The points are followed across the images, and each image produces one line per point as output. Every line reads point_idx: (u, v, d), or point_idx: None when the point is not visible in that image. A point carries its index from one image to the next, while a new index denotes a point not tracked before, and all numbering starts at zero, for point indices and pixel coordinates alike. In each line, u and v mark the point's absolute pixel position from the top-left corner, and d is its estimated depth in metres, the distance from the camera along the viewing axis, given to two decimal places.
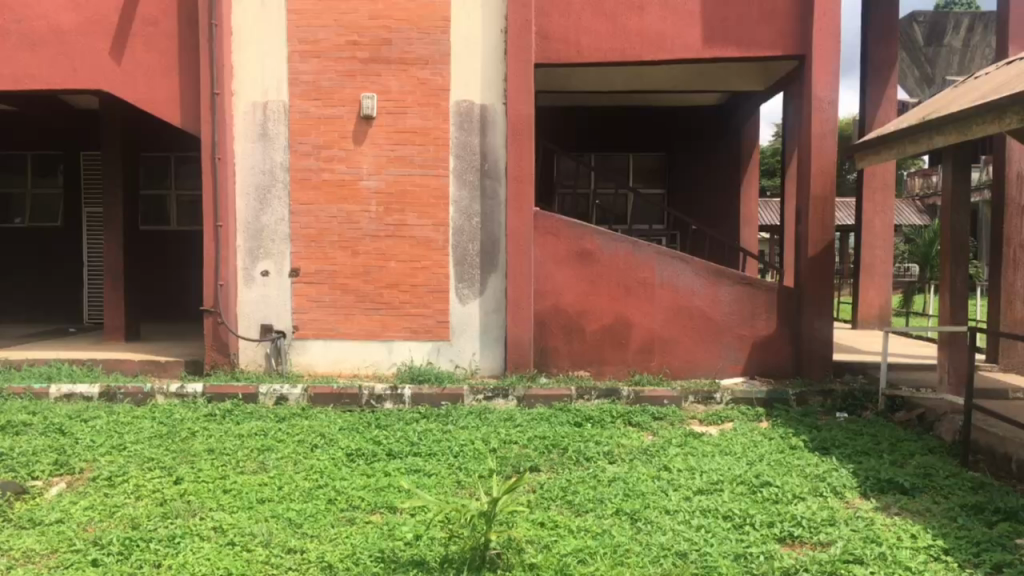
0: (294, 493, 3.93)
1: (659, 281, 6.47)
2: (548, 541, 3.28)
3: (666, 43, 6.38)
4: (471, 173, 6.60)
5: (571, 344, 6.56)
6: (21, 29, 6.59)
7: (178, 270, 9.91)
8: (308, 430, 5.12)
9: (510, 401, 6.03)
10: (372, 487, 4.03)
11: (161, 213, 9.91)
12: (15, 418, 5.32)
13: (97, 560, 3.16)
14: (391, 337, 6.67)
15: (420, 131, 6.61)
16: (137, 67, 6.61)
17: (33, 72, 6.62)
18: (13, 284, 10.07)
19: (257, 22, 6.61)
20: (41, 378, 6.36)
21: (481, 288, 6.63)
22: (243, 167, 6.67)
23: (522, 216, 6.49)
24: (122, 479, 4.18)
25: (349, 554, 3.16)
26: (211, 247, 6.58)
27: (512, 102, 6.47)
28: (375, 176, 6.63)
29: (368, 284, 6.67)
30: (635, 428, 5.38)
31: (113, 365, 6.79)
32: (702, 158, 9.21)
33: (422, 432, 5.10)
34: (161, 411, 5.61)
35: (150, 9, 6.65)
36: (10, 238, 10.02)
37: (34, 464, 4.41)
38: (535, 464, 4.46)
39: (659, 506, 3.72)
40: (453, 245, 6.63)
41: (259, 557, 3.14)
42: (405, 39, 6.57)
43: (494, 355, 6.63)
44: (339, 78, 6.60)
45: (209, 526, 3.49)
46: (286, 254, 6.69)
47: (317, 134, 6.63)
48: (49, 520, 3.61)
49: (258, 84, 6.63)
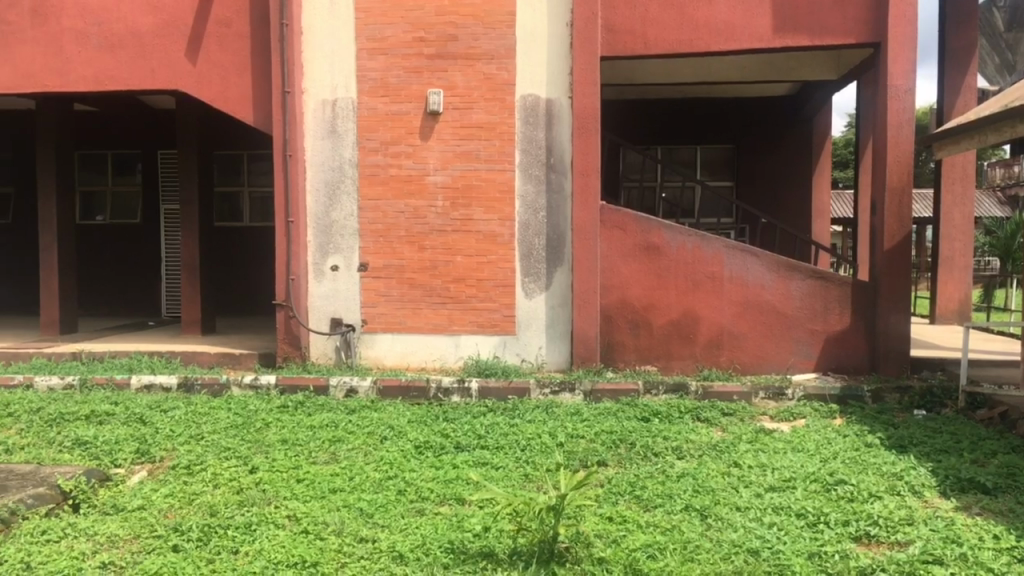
0: (365, 484, 3.99)
1: (728, 276, 6.38)
2: (617, 536, 3.27)
3: (734, 34, 6.28)
4: (537, 167, 6.60)
5: (637, 339, 6.54)
6: (101, 31, 6.84)
7: (251, 264, 10.15)
8: (377, 423, 5.20)
9: (576, 395, 5.99)
10: (440, 479, 4.07)
11: (234, 210, 10.16)
12: (98, 407, 5.52)
13: (177, 546, 3.27)
14: (458, 331, 6.72)
15: (486, 126, 6.63)
16: (211, 67, 6.78)
17: (113, 74, 6.86)
18: (95, 280, 10.44)
19: (326, 21, 6.72)
20: (122, 369, 6.60)
21: (547, 283, 6.63)
22: (314, 164, 6.79)
23: (588, 210, 6.48)
24: (200, 467, 4.30)
25: (420, 545, 3.20)
26: (283, 243, 6.72)
27: (579, 95, 6.45)
28: (442, 172, 6.69)
29: (435, 279, 6.73)
30: (703, 423, 5.31)
31: (190, 358, 6.98)
32: (770, 148, 9.05)
33: (489, 425, 5.12)
34: (236, 402, 5.75)
35: (225, 11, 6.78)
36: (92, 235, 10.38)
37: (117, 452, 4.58)
38: (603, 458, 4.45)
39: (729, 503, 3.68)
40: (519, 239, 6.64)
41: (332, 546, 3.20)
42: (471, 34, 6.60)
43: (561, 350, 6.62)
44: (406, 75, 6.67)
45: (284, 514, 3.57)
46: (355, 249, 6.79)
47: (384, 130, 6.71)
48: (131, 506, 3.74)
49: (327, 82, 6.75)
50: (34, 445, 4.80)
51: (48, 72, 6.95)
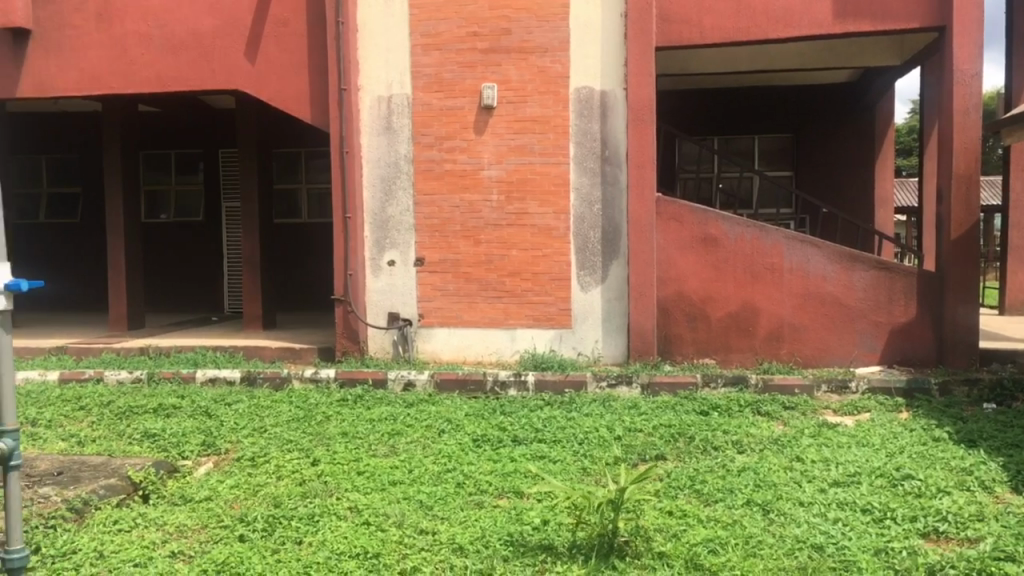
0: (424, 477, 4.03)
1: (788, 267, 6.28)
2: (677, 530, 3.24)
3: (793, 20, 6.16)
4: (591, 160, 6.57)
5: (695, 331, 6.47)
6: (162, 34, 7.00)
7: (309, 260, 10.30)
8: (435, 416, 5.25)
9: (634, 389, 5.95)
10: (499, 472, 4.09)
11: (293, 207, 10.33)
12: (165, 401, 5.66)
13: (243, 536, 3.34)
14: (514, 325, 6.73)
15: (540, 119, 6.62)
16: (269, 66, 6.89)
17: (175, 75, 7.01)
18: (160, 277, 10.71)
19: (381, 18, 6.78)
20: (188, 363, 6.77)
21: (603, 276, 6.60)
22: (370, 160, 6.85)
23: (643, 202, 6.43)
24: (263, 459, 4.39)
25: (479, 537, 3.22)
26: (340, 239, 6.82)
27: (633, 87, 6.40)
28: (496, 166, 6.70)
29: (490, 273, 6.75)
30: (764, 417, 5.24)
31: (252, 352, 7.12)
32: (831, 136, 8.87)
33: (546, 419, 5.13)
34: (297, 395, 5.85)
35: (282, 11, 6.88)
36: (157, 233, 10.65)
37: (184, 444, 4.70)
38: (662, 452, 4.42)
39: (792, 498, 3.62)
40: (575, 232, 6.62)
41: (393, 537, 3.24)
42: (524, 27, 6.59)
43: (617, 343, 6.59)
44: (461, 69, 6.69)
45: (346, 506, 3.62)
46: (411, 244, 6.85)
47: (438, 125, 6.75)
48: (199, 497, 3.84)
49: (382, 79, 6.81)
50: (105, 437, 4.95)
51: (113, 74, 7.13)
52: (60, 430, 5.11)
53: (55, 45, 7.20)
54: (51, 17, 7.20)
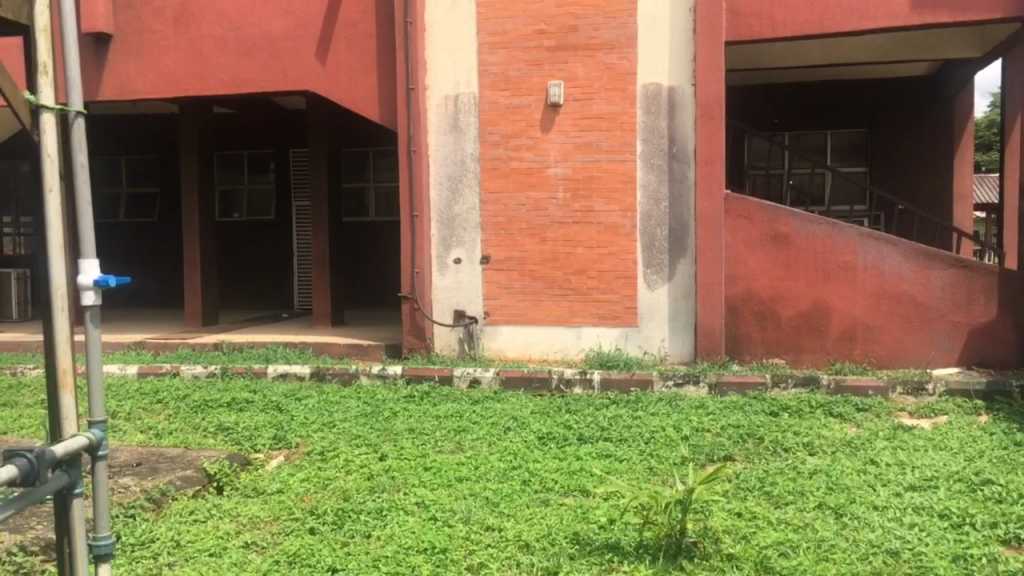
0: (490, 473, 4.05)
1: (862, 265, 6.15)
2: (746, 532, 3.19)
3: (869, 12, 6.00)
4: (659, 157, 6.51)
5: (764, 331, 6.36)
6: (236, 36, 7.18)
7: (377, 258, 10.44)
8: (501, 413, 5.27)
9: (701, 388, 5.88)
10: (564, 471, 4.08)
11: (361, 205, 10.49)
12: (238, 395, 5.81)
13: (314, 529, 3.41)
14: (579, 323, 6.71)
15: (607, 116, 6.59)
16: (339, 67, 7.01)
17: (248, 77, 7.18)
18: (232, 274, 10.97)
19: (448, 18, 6.82)
20: (260, 359, 6.94)
21: (670, 274, 6.53)
22: (437, 159, 6.91)
23: (712, 199, 6.35)
24: (333, 453, 4.47)
25: (546, 535, 3.23)
26: (407, 237, 6.89)
27: (702, 82, 6.32)
28: (563, 164, 6.69)
29: (556, 271, 6.74)
30: (836, 419, 5.12)
31: (322, 348, 7.24)
32: (906, 131, 8.62)
33: (612, 417, 5.10)
34: (365, 391, 5.94)
35: (352, 12, 6.99)
36: (230, 231, 10.92)
37: (257, 438, 4.81)
38: (730, 453, 4.36)
39: (866, 502, 3.53)
40: (641, 230, 6.57)
41: (460, 533, 3.26)
42: (591, 24, 6.57)
43: (684, 342, 6.52)
44: (527, 67, 6.70)
45: (413, 501, 3.66)
46: (477, 241, 6.88)
47: (505, 123, 6.76)
48: (271, 489, 3.93)
49: (449, 78, 6.85)
50: (181, 430, 5.09)
51: (190, 77, 7.33)
52: (139, 422, 5.28)
53: (134, 49, 7.42)
54: (131, 22, 7.43)
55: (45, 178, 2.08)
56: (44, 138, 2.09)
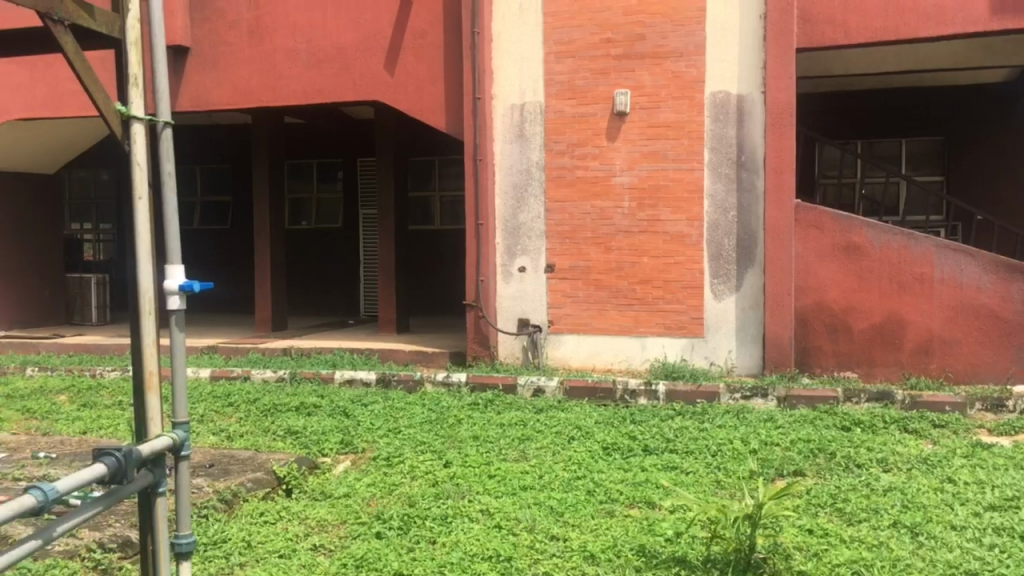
0: (555, 482, 4.04)
1: (939, 277, 6.00)
2: (818, 549, 3.12)
3: (946, 18, 5.87)
4: (727, 166, 6.43)
5: (836, 343, 6.21)
6: (308, 48, 7.34)
7: (442, 266, 10.53)
8: (566, 422, 5.25)
9: (769, 401, 5.77)
10: (630, 481, 4.05)
11: (427, 213, 10.59)
12: (307, 400, 5.91)
13: (380, 533, 3.44)
14: (644, 333, 6.66)
15: (674, 125, 6.53)
16: (407, 77, 7.10)
17: (318, 88, 7.33)
18: (300, 281, 11.19)
19: (516, 27, 6.85)
20: (327, 364, 7.05)
21: (738, 284, 6.44)
22: (502, 167, 6.92)
23: (781, 208, 6.25)
24: (398, 460, 4.51)
25: (611, 546, 3.20)
26: (473, 245, 6.93)
27: (772, 90, 6.23)
28: (629, 172, 6.65)
29: (621, 281, 6.70)
30: (912, 435, 4.97)
31: (387, 355, 7.32)
32: (986, 139, 8.35)
33: (678, 429, 5.05)
34: (430, 398, 5.99)
35: (420, 23, 7.08)
36: (299, 238, 11.14)
37: (324, 442, 4.88)
38: (800, 467, 4.26)
39: (944, 521, 3.42)
40: (708, 239, 6.49)
41: (525, 542, 3.26)
42: (660, 32, 6.52)
43: (752, 354, 6.41)
44: (594, 76, 6.69)
45: (477, 508, 3.67)
46: (542, 250, 6.88)
47: (571, 132, 6.76)
48: (338, 493, 3.99)
49: (516, 87, 6.87)
50: (251, 433, 5.20)
51: (262, 89, 7.50)
52: (212, 425, 5.42)
53: (211, 62, 7.64)
54: (207, 34, 7.64)
55: (136, 186, 2.15)
56: (134, 147, 2.17)
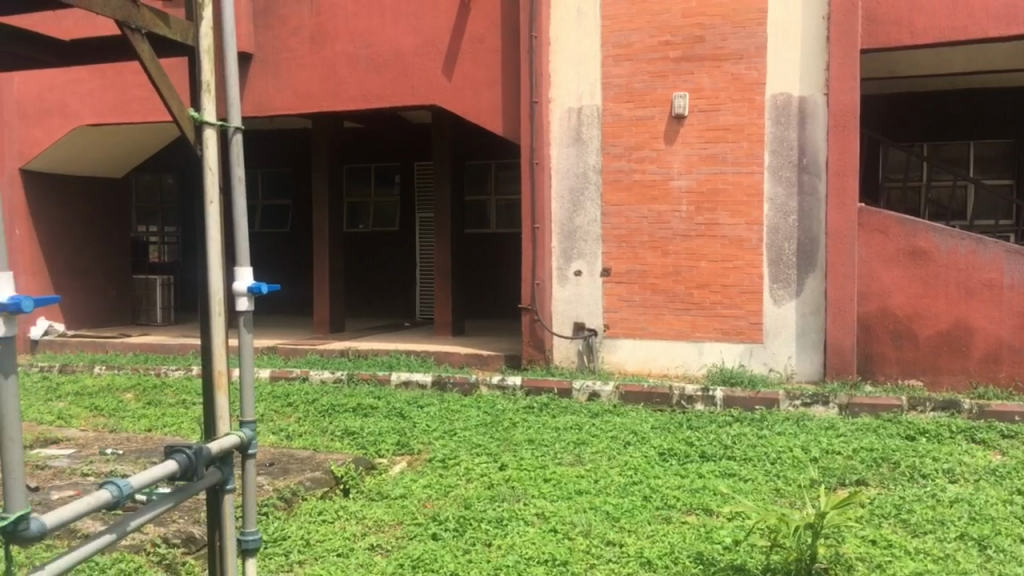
0: (611, 488, 4.01)
1: (1009, 283, 5.82)
2: (881, 561, 3.05)
3: (1017, 18, 5.71)
4: (788, 169, 6.33)
5: (900, 350, 6.07)
6: (367, 53, 7.43)
7: (497, 269, 10.57)
8: (621, 427, 5.22)
9: (830, 409, 5.67)
10: (687, 488, 4.00)
11: (483, 216, 10.63)
12: (364, 401, 5.98)
13: (437, 534, 3.46)
14: (701, 338, 6.59)
15: (734, 128, 6.45)
16: (465, 81, 7.14)
17: (377, 92, 7.41)
18: (358, 283, 11.33)
19: (574, 31, 6.84)
20: (384, 366, 7.12)
21: (799, 289, 6.33)
22: (559, 171, 6.92)
23: (844, 212, 6.13)
24: (454, 462, 4.53)
25: (669, 553, 3.18)
26: (529, 248, 6.92)
27: (835, 92, 6.12)
28: (687, 176, 6.59)
29: (678, 285, 6.64)
30: (979, 445, 4.83)
31: (443, 357, 7.36)
32: None
33: (736, 436, 4.98)
34: (485, 401, 6.01)
35: (478, 28, 7.12)
36: (357, 241, 11.28)
37: (380, 443, 4.93)
38: (863, 477, 4.16)
39: (1013, 535, 3.32)
40: (768, 244, 6.40)
41: (581, 547, 3.25)
42: (719, 34, 6.45)
43: (813, 361, 6.30)
44: (652, 79, 6.65)
45: (533, 512, 3.67)
46: (598, 254, 6.85)
47: (628, 135, 6.73)
48: (394, 494, 4.02)
49: (573, 91, 6.86)
50: (310, 433, 5.28)
51: (323, 94, 7.62)
52: (272, 424, 5.51)
53: (273, 68, 7.77)
54: (269, 41, 7.78)
55: (207, 190, 2.20)
56: (207, 152, 2.21)
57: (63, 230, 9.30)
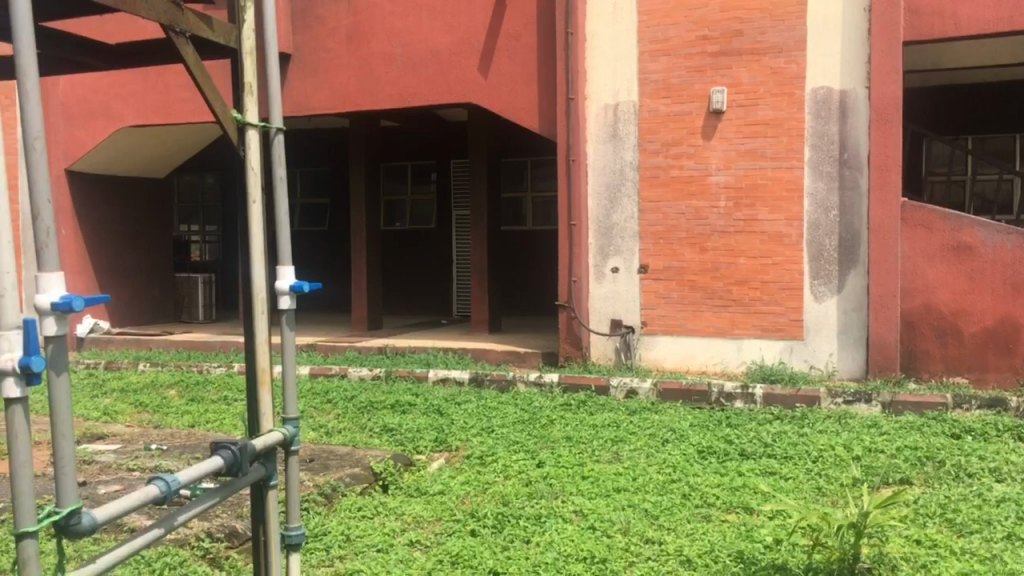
0: (649, 485, 4.00)
1: None
2: (926, 561, 3.00)
3: None
4: (828, 163, 6.25)
5: (945, 347, 5.98)
6: (404, 52, 7.47)
7: (534, 266, 10.57)
8: (659, 424, 5.20)
9: (874, 407, 5.57)
10: (727, 486, 3.97)
11: (519, 214, 10.63)
12: (402, 398, 6.01)
13: (475, 531, 3.47)
14: (740, 335, 6.53)
15: (773, 122, 6.38)
16: (501, 79, 7.14)
17: (414, 91, 7.45)
18: (396, 281, 11.39)
19: (610, 27, 6.81)
20: (422, 363, 7.17)
21: (840, 286, 6.25)
22: (596, 168, 6.89)
23: (887, 207, 6.04)
24: (492, 458, 4.54)
25: (708, 551, 3.15)
26: (565, 246, 6.86)
27: (877, 85, 6.03)
28: (725, 172, 6.53)
29: (717, 282, 6.58)
30: None
31: (480, 354, 7.38)
32: None
33: (776, 433, 4.93)
34: (523, 398, 6.02)
35: (515, 25, 7.11)
36: (394, 239, 11.35)
37: (418, 440, 4.96)
38: (907, 476, 4.10)
39: None
40: (809, 239, 6.32)
41: (620, 544, 3.24)
42: (758, 28, 6.38)
43: (855, 358, 6.22)
44: (689, 74, 6.59)
45: (571, 509, 3.67)
46: (635, 251, 6.82)
47: (666, 131, 6.68)
48: (433, 490, 4.04)
49: (610, 87, 6.83)
50: (349, 429, 5.33)
51: (360, 93, 7.67)
52: (312, 420, 5.57)
53: (311, 68, 7.85)
54: (307, 41, 7.85)
55: (250, 189, 2.22)
56: (249, 152, 2.23)
57: (107, 229, 9.47)
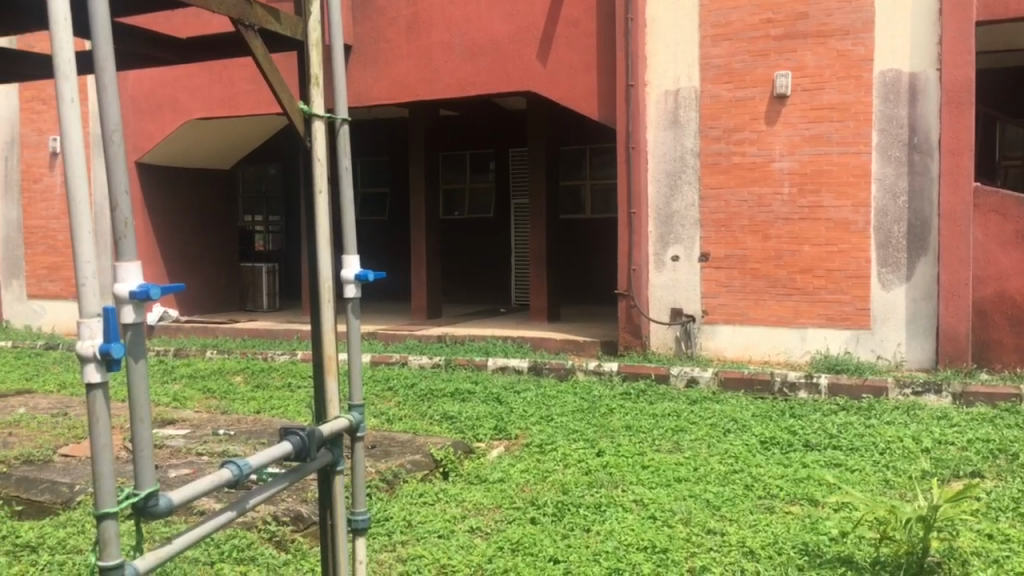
0: (711, 476, 3.96)
1: None
2: (999, 556, 2.91)
3: None
4: (897, 148, 6.08)
5: (1019, 337, 5.81)
6: (463, 41, 7.49)
7: (593, 255, 10.53)
8: (720, 415, 5.13)
9: (944, 398, 5.44)
10: (791, 477, 3.91)
11: (578, 202, 10.59)
12: (461, 386, 6.05)
13: (536, 518, 3.49)
14: (804, 324, 6.41)
15: (839, 106, 6.23)
16: (560, 66, 7.11)
17: (473, 80, 7.47)
18: (455, 270, 11.46)
19: (671, 11, 6.71)
20: (481, 352, 7.20)
21: (908, 274, 6.09)
22: (656, 155, 6.81)
23: (958, 192, 5.89)
24: (551, 447, 4.54)
25: (772, 543, 3.11)
26: (624, 234, 6.84)
27: (948, 67, 5.87)
28: (789, 157, 6.40)
29: (780, 270, 6.47)
30: None
31: (539, 343, 7.38)
32: None
33: (841, 424, 4.83)
34: (582, 386, 6.00)
35: (574, 11, 7.06)
36: (454, 228, 11.42)
37: (478, 428, 4.99)
38: (978, 469, 3.98)
39: None
40: (876, 226, 6.17)
41: (681, 534, 3.22)
42: (824, 10, 6.23)
43: (924, 348, 6.06)
44: (752, 58, 6.47)
45: (632, 499, 3.65)
46: (696, 239, 6.73)
47: (727, 117, 6.57)
48: (492, 478, 4.06)
49: (671, 73, 6.73)
50: (410, 417, 5.38)
51: (419, 82, 7.71)
52: (373, 407, 5.65)
53: (371, 58, 7.91)
54: (367, 32, 7.92)
55: (316, 180, 2.25)
56: (316, 143, 2.26)
57: (175, 220, 9.71)
